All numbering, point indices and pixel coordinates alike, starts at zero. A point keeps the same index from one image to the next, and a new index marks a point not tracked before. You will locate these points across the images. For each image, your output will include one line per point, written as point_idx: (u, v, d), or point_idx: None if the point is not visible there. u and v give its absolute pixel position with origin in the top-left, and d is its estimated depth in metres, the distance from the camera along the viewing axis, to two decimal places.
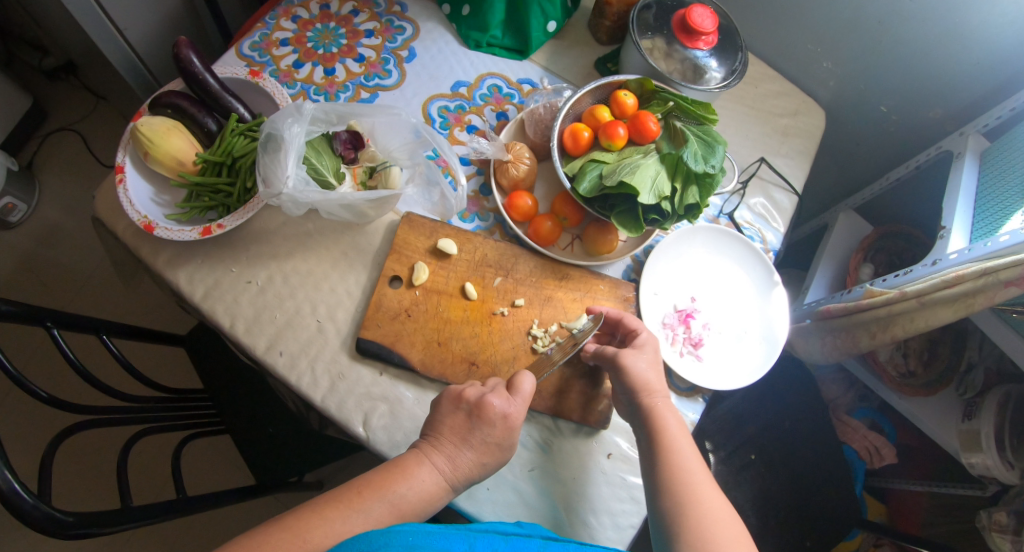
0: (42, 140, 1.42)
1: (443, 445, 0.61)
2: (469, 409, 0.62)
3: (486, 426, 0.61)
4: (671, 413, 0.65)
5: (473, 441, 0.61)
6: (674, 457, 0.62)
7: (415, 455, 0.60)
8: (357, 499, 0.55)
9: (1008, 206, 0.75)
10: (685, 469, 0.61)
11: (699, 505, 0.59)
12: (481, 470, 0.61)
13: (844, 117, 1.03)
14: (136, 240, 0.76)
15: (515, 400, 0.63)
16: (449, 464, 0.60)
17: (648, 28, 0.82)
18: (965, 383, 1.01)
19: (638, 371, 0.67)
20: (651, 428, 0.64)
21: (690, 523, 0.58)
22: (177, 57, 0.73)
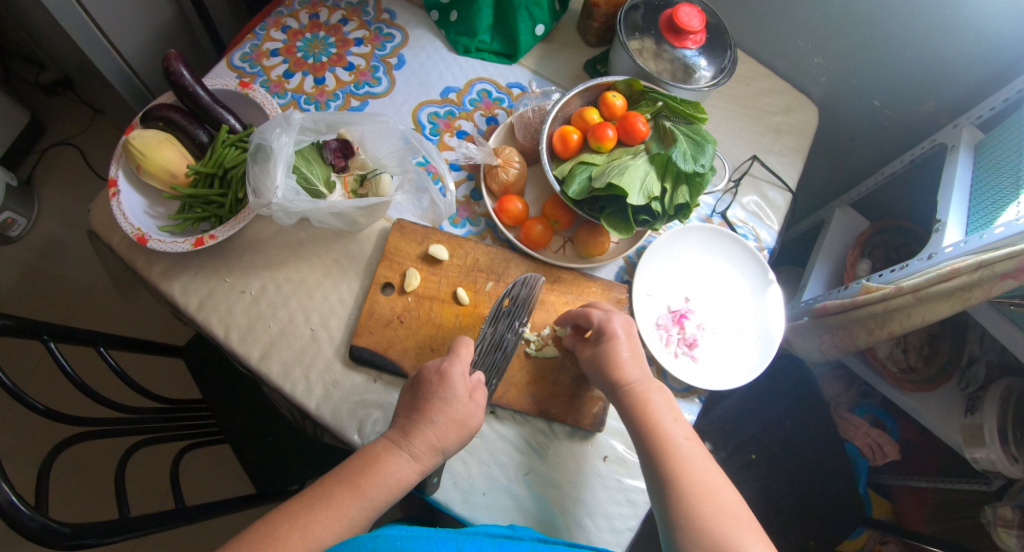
0: (40, 155, 1.44)
1: (398, 424, 0.61)
2: (414, 381, 0.63)
3: (426, 386, 0.62)
4: (660, 401, 0.65)
5: (423, 407, 0.60)
6: (668, 444, 0.61)
7: (375, 441, 0.59)
8: (320, 486, 0.56)
9: (1003, 198, 0.74)
10: (680, 455, 0.61)
11: (697, 489, 0.58)
12: (439, 433, 0.59)
13: (838, 113, 1.03)
14: (131, 253, 0.77)
15: (454, 358, 0.64)
16: (404, 436, 0.59)
17: (636, 29, 0.82)
18: (967, 377, 1.00)
19: (619, 362, 0.66)
20: (641, 419, 0.63)
21: (692, 508, 0.58)
22: (167, 70, 0.74)
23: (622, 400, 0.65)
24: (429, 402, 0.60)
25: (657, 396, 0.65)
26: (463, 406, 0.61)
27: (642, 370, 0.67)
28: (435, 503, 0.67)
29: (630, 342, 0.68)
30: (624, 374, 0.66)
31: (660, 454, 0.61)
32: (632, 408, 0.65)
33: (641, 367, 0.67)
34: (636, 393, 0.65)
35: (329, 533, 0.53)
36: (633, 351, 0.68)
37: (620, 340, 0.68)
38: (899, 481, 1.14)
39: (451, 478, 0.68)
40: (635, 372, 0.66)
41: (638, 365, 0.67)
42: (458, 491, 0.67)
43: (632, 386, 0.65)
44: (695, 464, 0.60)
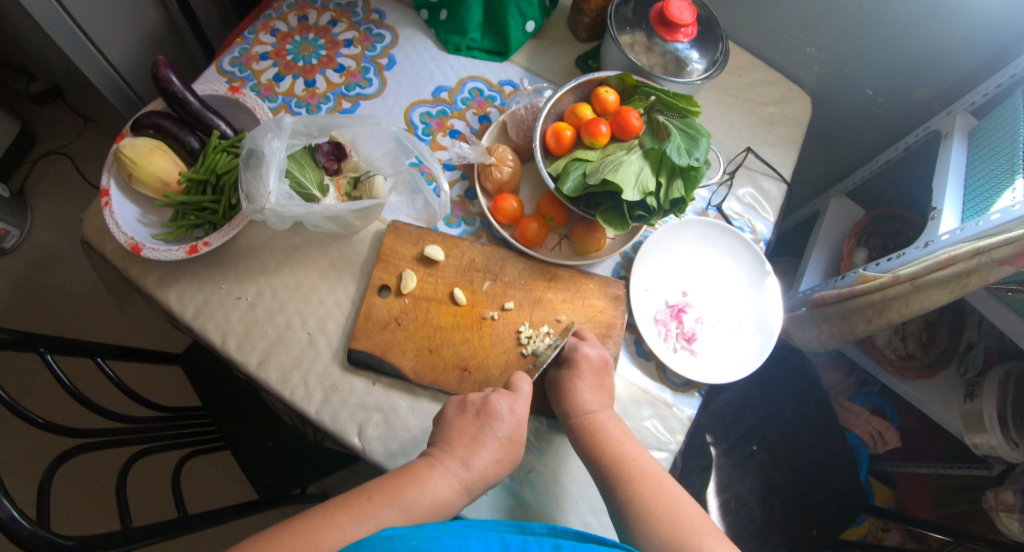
0: (32, 166, 1.43)
1: (455, 451, 0.62)
2: (479, 409, 0.65)
3: (491, 422, 0.63)
4: (612, 427, 0.66)
5: (486, 440, 0.62)
6: (623, 465, 0.62)
7: (429, 463, 0.60)
8: (368, 504, 0.55)
9: (999, 184, 0.74)
10: (636, 474, 0.61)
11: (656, 505, 0.59)
12: (497, 468, 0.62)
13: (831, 102, 1.02)
14: (125, 262, 0.76)
15: (521, 400, 0.66)
16: (464, 465, 0.61)
17: (627, 24, 0.82)
18: (966, 362, 1.01)
19: (577, 392, 0.67)
20: (594, 446, 0.64)
21: (651, 523, 0.58)
22: (156, 77, 0.73)
23: (576, 429, 0.66)
24: (488, 442, 0.62)
25: (611, 422, 0.66)
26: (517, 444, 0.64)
27: (602, 400, 0.68)
28: None
29: (597, 384, 0.69)
30: (579, 403, 0.67)
31: (617, 477, 0.62)
32: (587, 436, 0.65)
33: (600, 397, 0.68)
34: (588, 422, 0.66)
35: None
36: (599, 384, 0.69)
37: (585, 373, 0.69)
38: (901, 467, 1.15)
39: None
40: (592, 402, 0.67)
41: (598, 398, 0.68)
42: None
43: (584, 416, 0.66)
44: (651, 482, 0.61)
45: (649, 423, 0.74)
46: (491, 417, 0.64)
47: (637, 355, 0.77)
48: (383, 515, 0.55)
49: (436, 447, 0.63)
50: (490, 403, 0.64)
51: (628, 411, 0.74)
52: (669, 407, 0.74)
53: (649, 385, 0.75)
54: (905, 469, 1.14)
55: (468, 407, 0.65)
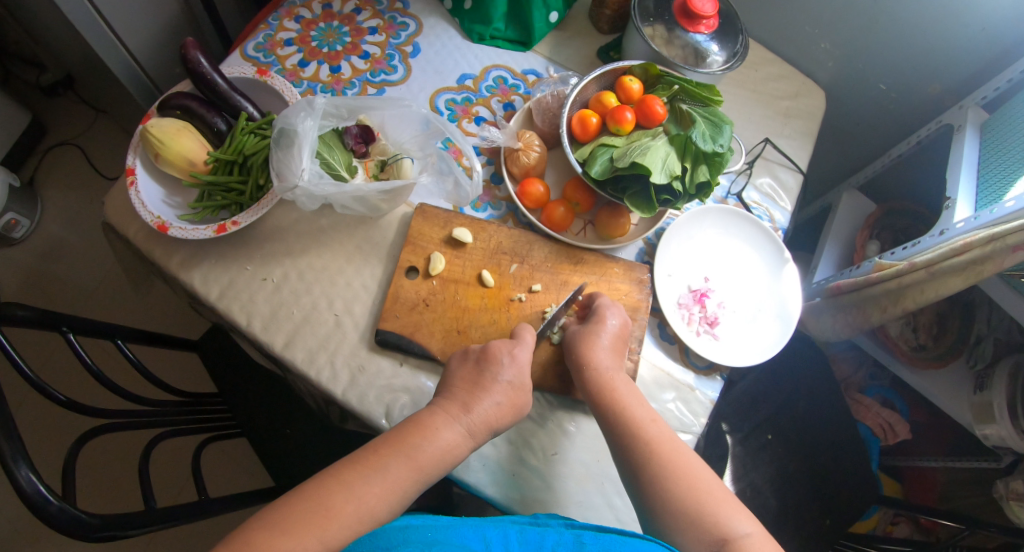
0: (43, 156, 1.42)
1: (456, 396, 0.62)
2: (478, 357, 0.66)
3: (494, 365, 0.64)
4: (625, 388, 0.66)
5: (490, 385, 0.62)
6: (639, 427, 0.62)
7: (431, 411, 0.60)
8: (374, 457, 0.55)
9: (1012, 173, 0.76)
10: (652, 437, 0.61)
11: (673, 469, 0.59)
12: (500, 412, 0.62)
13: (844, 97, 1.05)
14: (149, 242, 0.76)
15: (521, 347, 0.67)
16: (465, 409, 0.60)
17: (649, 15, 0.83)
18: (975, 355, 1.02)
19: (594, 347, 0.68)
20: (606, 405, 0.64)
21: (669, 489, 0.58)
22: (184, 57, 0.74)
23: (589, 385, 0.66)
24: (495, 381, 0.63)
25: (624, 384, 0.66)
26: (522, 390, 0.64)
27: (617, 360, 0.68)
28: (465, 485, 0.68)
29: (614, 340, 0.69)
30: (595, 358, 0.67)
31: (632, 439, 0.61)
32: (600, 397, 0.65)
33: (615, 356, 0.69)
34: (601, 379, 0.66)
35: (384, 504, 0.53)
36: (614, 346, 0.69)
37: (609, 329, 0.69)
38: (913, 461, 1.16)
39: (481, 461, 0.68)
40: (607, 360, 0.68)
41: (613, 357, 0.68)
42: (488, 473, 0.68)
43: (599, 372, 0.66)
44: (668, 445, 0.61)
45: (672, 405, 0.74)
46: (492, 361, 0.64)
47: (661, 339, 0.78)
48: (394, 462, 0.55)
49: (438, 397, 0.63)
50: (490, 349, 0.65)
51: (652, 393, 0.75)
52: (692, 389, 0.75)
53: (673, 368, 0.76)
54: (917, 462, 1.15)
55: (469, 356, 0.66)
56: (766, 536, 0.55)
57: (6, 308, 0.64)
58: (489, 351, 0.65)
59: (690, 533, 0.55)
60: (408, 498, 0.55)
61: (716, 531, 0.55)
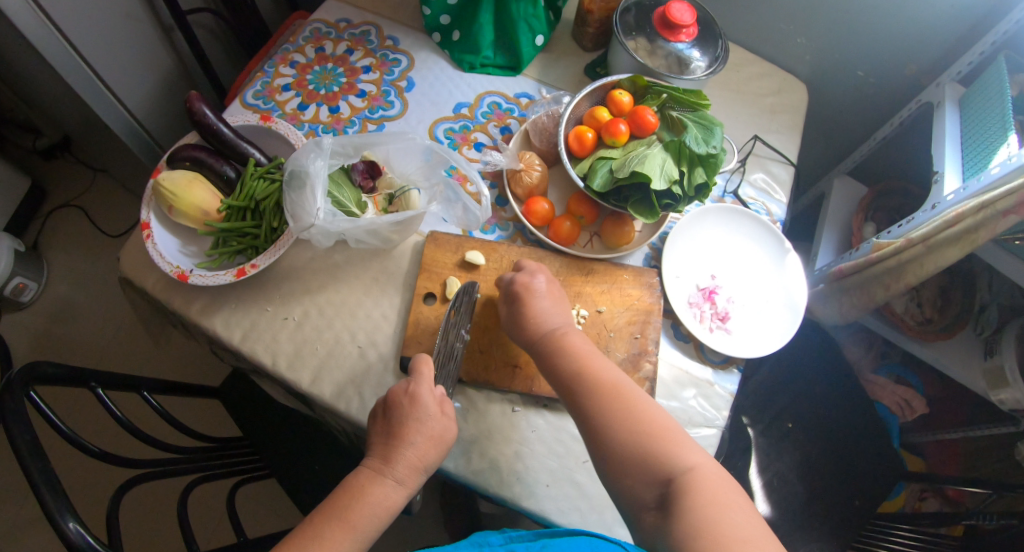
0: (45, 219, 1.44)
1: (377, 451, 0.63)
2: (383, 408, 0.65)
3: (399, 411, 0.64)
4: (576, 340, 0.68)
5: (405, 430, 0.63)
6: (586, 378, 0.64)
7: (356, 472, 0.61)
8: (311, 526, 0.57)
9: (994, 142, 0.79)
10: (600, 386, 0.64)
11: (620, 415, 0.61)
12: (421, 452, 0.62)
13: (825, 86, 1.08)
14: (168, 293, 0.78)
15: (422, 382, 0.66)
16: (385, 461, 0.62)
17: (632, 29, 0.86)
18: (981, 323, 1.05)
19: (538, 311, 0.70)
20: (557, 362, 0.66)
21: (619, 432, 0.60)
22: (190, 110, 0.77)
23: (539, 347, 0.68)
24: (407, 426, 0.63)
25: (576, 339, 0.68)
26: (438, 421, 0.64)
27: (564, 317, 0.71)
28: (501, 501, 0.69)
29: (549, 297, 0.72)
30: (542, 321, 0.69)
31: (584, 390, 0.64)
32: (551, 355, 0.67)
33: (561, 314, 0.71)
34: (550, 339, 0.68)
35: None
36: (554, 305, 0.71)
37: (542, 293, 0.71)
38: (933, 435, 1.18)
39: (515, 474, 0.69)
40: (554, 320, 0.70)
41: (559, 315, 0.70)
42: (524, 486, 0.69)
43: (548, 332, 0.69)
44: (616, 392, 0.63)
45: (694, 402, 0.76)
46: (396, 409, 0.64)
47: (676, 339, 0.80)
48: (327, 529, 0.57)
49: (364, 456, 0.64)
50: (389, 399, 0.65)
51: (673, 391, 0.76)
52: (711, 385, 0.77)
53: (691, 366, 0.78)
54: (938, 436, 1.17)
55: (376, 411, 0.66)
56: (713, 464, 0.58)
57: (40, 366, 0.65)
58: (389, 400, 0.65)
59: (637, 476, 0.58)
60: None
61: (662, 472, 0.57)
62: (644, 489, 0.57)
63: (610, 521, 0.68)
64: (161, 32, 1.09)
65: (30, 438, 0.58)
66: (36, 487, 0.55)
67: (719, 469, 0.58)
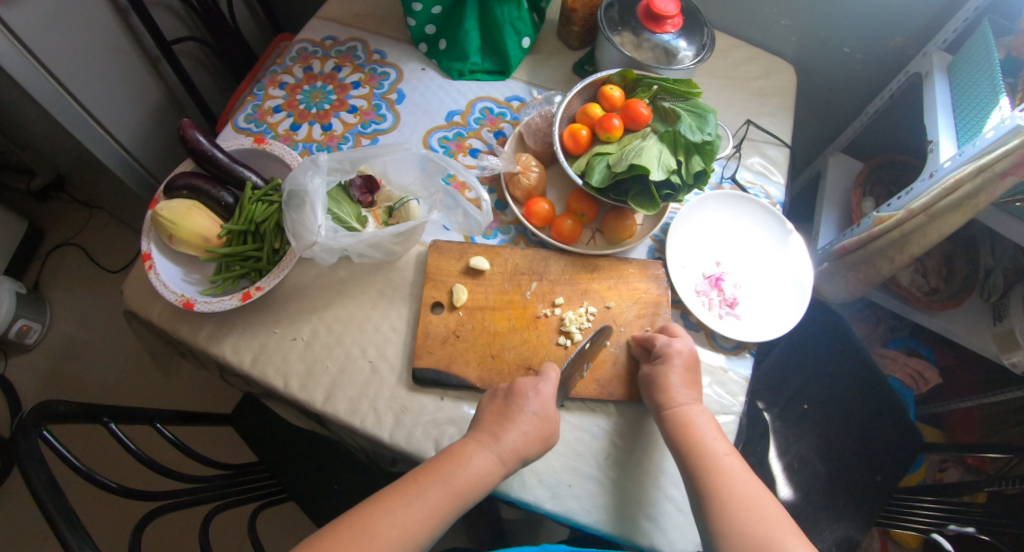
0: (44, 259, 1.44)
1: (485, 427, 0.64)
2: (507, 392, 0.67)
3: (520, 399, 0.66)
4: (704, 420, 0.66)
5: (515, 415, 0.64)
6: (713, 457, 0.63)
7: (463, 441, 0.63)
8: (413, 485, 0.59)
9: (986, 106, 0.79)
10: (724, 468, 0.62)
11: (740, 498, 0.59)
12: (527, 442, 0.63)
13: (813, 65, 1.08)
14: (175, 322, 0.78)
15: (545, 382, 0.68)
16: (495, 438, 0.63)
17: (616, 24, 0.87)
18: (987, 288, 1.04)
19: (669, 386, 0.68)
20: (684, 441, 0.65)
21: (733, 520, 0.58)
22: (184, 138, 0.78)
23: (667, 425, 0.66)
24: (521, 413, 0.65)
25: (700, 416, 0.66)
26: (550, 421, 0.66)
27: (692, 393, 0.68)
28: (525, 506, 0.68)
29: (686, 371, 0.69)
30: (670, 396, 0.67)
31: (703, 473, 0.62)
32: (676, 432, 0.66)
33: (690, 390, 0.68)
34: (677, 416, 0.66)
35: (422, 529, 0.57)
36: (688, 377, 0.69)
37: (678, 365, 0.69)
38: (950, 405, 1.18)
39: (536, 477, 0.69)
40: (682, 396, 0.68)
41: (689, 391, 0.68)
42: (546, 488, 0.69)
43: (675, 409, 0.67)
44: (737, 476, 0.61)
45: (710, 390, 0.76)
46: (519, 396, 0.66)
47: (687, 328, 0.79)
48: (432, 488, 0.59)
49: (471, 429, 0.65)
50: (517, 386, 0.67)
51: None
52: (725, 371, 0.77)
53: (704, 354, 0.78)
54: (954, 405, 1.17)
55: (496, 394, 0.68)
56: None
57: (52, 404, 0.65)
58: (515, 387, 0.67)
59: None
60: (446, 522, 0.59)
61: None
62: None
63: (635, 515, 0.68)
64: (148, 64, 1.10)
65: (48, 478, 0.58)
66: (57, 527, 0.55)
67: None
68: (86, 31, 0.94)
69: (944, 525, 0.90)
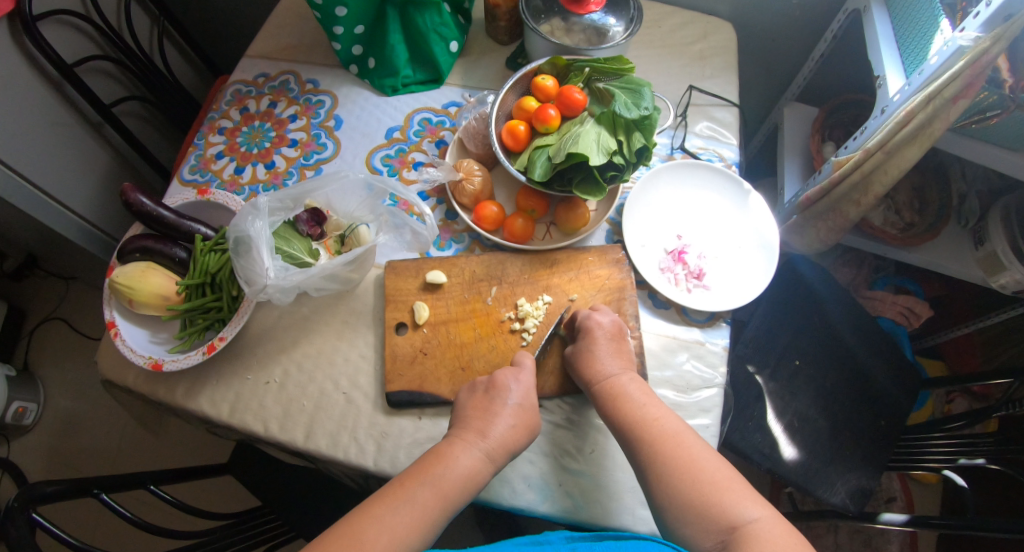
0: (30, 338, 1.44)
1: (471, 424, 0.63)
2: (486, 386, 0.67)
3: (502, 398, 0.66)
4: (634, 389, 0.66)
5: (499, 409, 0.64)
6: (644, 427, 0.62)
7: (449, 441, 0.62)
8: (401, 490, 0.57)
9: (928, 32, 0.77)
10: (658, 435, 0.61)
11: (677, 463, 0.59)
12: (516, 434, 0.63)
13: (752, 17, 1.07)
14: (148, 384, 0.77)
15: (524, 371, 0.69)
16: (482, 435, 0.62)
17: (541, 13, 0.85)
18: (964, 214, 1.03)
19: (596, 358, 0.68)
20: (615, 412, 0.65)
21: (673, 484, 0.58)
22: (127, 203, 0.77)
23: (598, 396, 0.67)
24: (503, 406, 0.65)
25: (631, 384, 0.67)
26: (533, 413, 0.66)
27: (621, 363, 0.69)
28: (518, 511, 0.68)
29: (615, 341, 0.70)
30: (599, 370, 0.68)
31: (639, 438, 0.62)
32: (609, 403, 0.65)
33: (620, 360, 0.69)
34: (609, 388, 0.66)
35: (414, 533, 0.55)
36: (617, 348, 0.70)
37: (603, 337, 0.70)
38: (946, 335, 1.17)
39: (524, 481, 0.68)
40: (612, 366, 0.68)
41: (618, 360, 0.69)
42: (536, 491, 0.68)
43: (604, 382, 0.67)
44: (673, 441, 0.61)
45: (688, 365, 0.75)
46: (500, 390, 0.66)
47: (656, 307, 0.78)
48: (420, 491, 0.57)
49: (455, 428, 0.64)
50: (497, 379, 0.67)
51: (664, 360, 0.75)
52: (701, 344, 0.76)
53: (677, 330, 0.77)
54: (951, 334, 1.16)
55: (477, 387, 0.68)
56: (774, 517, 0.55)
57: (37, 486, 0.63)
58: (495, 380, 0.67)
59: (696, 525, 0.55)
60: (438, 525, 0.57)
61: (722, 521, 0.55)
62: (702, 541, 0.55)
63: (630, 504, 0.67)
64: (91, 130, 1.09)
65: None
66: None
67: (781, 522, 0.55)
68: (21, 108, 0.94)
69: (956, 460, 0.88)
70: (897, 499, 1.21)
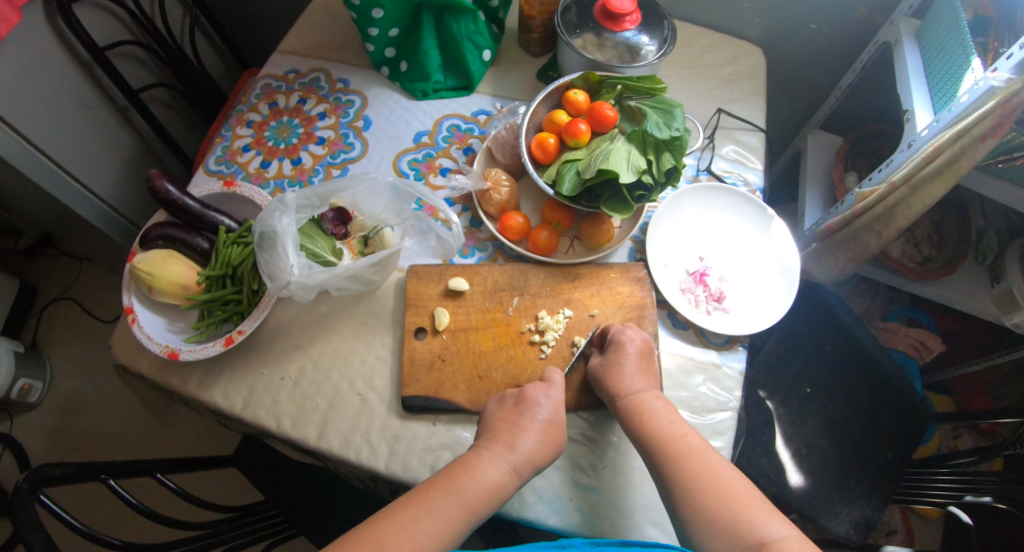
0: (39, 317, 1.44)
1: (499, 437, 0.63)
2: (517, 399, 0.67)
3: (520, 410, 0.66)
4: (658, 408, 0.66)
5: (527, 423, 0.64)
6: (669, 443, 0.62)
7: (476, 452, 0.62)
8: (426, 498, 0.57)
9: (957, 70, 0.77)
10: (683, 451, 0.61)
11: (704, 480, 0.59)
12: (543, 450, 0.63)
13: (781, 43, 1.07)
14: (163, 373, 0.77)
15: (554, 387, 0.69)
16: (510, 448, 0.62)
17: (575, 27, 0.85)
18: (981, 250, 1.04)
19: (623, 375, 0.68)
20: (638, 428, 0.65)
21: (700, 499, 0.58)
22: (153, 189, 0.77)
23: (621, 411, 0.67)
24: (530, 421, 0.65)
25: (653, 400, 0.66)
26: (557, 428, 0.66)
27: (647, 381, 0.69)
28: (526, 523, 0.68)
29: (641, 360, 0.70)
30: (625, 386, 0.68)
31: (664, 454, 0.62)
32: (631, 420, 0.66)
33: (646, 378, 0.69)
34: (633, 404, 0.66)
35: (436, 542, 0.54)
36: (643, 367, 0.70)
37: (631, 354, 0.70)
38: (956, 370, 1.17)
39: (535, 493, 0.68)
40: (636, 384, 0.68)
41: (644, 379, 0.69)
42: (546, 504, 0.68)
43: (630, 398, 0.67)
44: (698, 458, 0.61)
45: (704, 388, 0.75)
46: (530, 403, 0.66)
47: (675, 327, 0.78)
48: (444, 502, 0.56)
49: (482, 439, 0.64)
50: (526, 392, 0.67)
51: (681, 381, 0.75)
52: (718, 366, 0.76)
53: (695, 352, 0.77)
54: (961, 369, 1.16)
55: (506, 399, 0.68)
56: (802, 536, 0.54)
57: (44, 468, 0.62)
58: (524, 393, 0.67)
59: (723, 541, 0.55)
60: (460, 535, 0.56)
61: (750, 537, 0.54)
62: None
63: (640, 522, 0.67)
64: (117, 114, 1.10)
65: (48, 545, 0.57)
66: None
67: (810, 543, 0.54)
68: (51, 89, 0.94)
69: (961, 497, 0.88)
70: (898, 531, 1.21)
